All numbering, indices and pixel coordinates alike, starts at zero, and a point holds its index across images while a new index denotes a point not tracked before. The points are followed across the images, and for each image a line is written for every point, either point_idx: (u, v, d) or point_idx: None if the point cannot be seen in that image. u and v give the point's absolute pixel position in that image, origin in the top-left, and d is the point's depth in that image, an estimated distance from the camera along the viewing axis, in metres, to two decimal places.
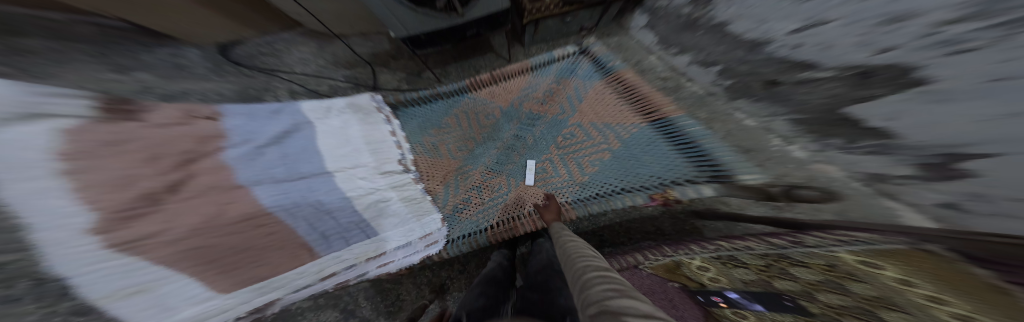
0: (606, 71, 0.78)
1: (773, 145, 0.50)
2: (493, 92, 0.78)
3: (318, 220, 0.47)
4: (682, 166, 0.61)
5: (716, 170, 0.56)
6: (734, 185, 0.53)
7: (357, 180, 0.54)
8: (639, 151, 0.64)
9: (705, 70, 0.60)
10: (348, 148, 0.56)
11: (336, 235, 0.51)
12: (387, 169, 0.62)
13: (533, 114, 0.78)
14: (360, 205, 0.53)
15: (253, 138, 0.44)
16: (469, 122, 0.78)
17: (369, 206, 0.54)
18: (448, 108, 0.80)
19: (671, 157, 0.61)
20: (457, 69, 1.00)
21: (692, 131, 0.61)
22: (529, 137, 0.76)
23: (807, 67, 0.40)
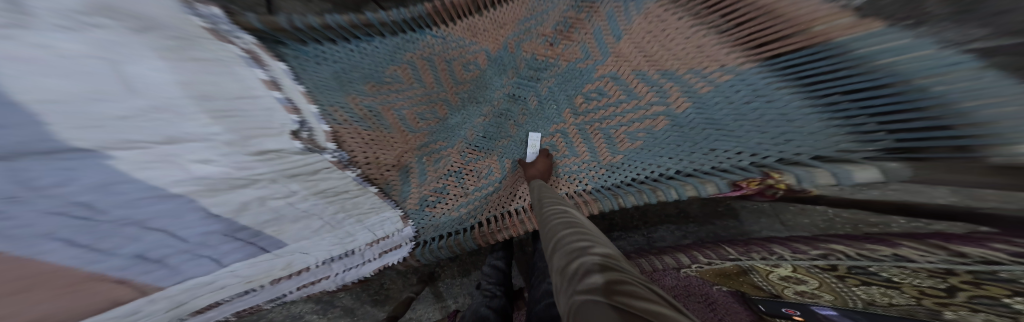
0: None
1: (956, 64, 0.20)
2: (472, 26, 0.53)
3: (106, 262, 0.17)
4: (824, 139, 0.28)
5: (905, 146, 0.23)
6: (917, 170, 0.21)
7: (187, 166, 0.21)
8: (724, 116, 0.37)
9: None
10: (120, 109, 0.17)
11: (181, 264, 0.23)
12: (260, 145, 0.30)
13: (536, 63, 0.53)
14: (227, 215, 0.25)
15: None
16: (434, 73, 0.52)
17: (246, 212, 0.26)
18: (396, 50, 0.52)
19: (791, 123, 0.31)
20: None
21: (867, 63, 0.26)
22: (531, 97, 0.53)
23: None
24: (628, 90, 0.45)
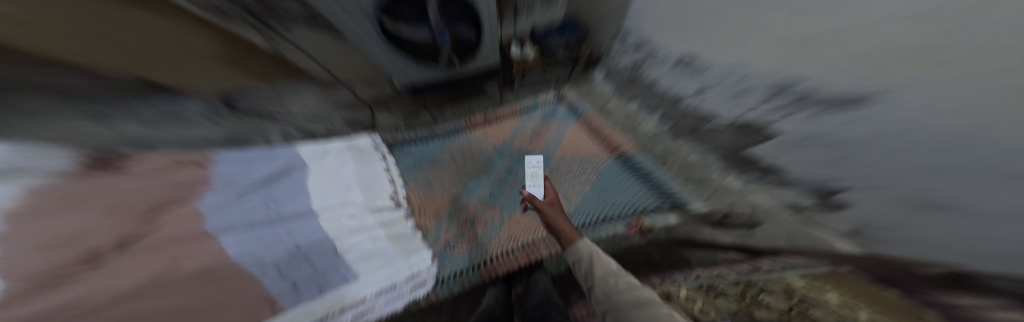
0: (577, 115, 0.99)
1: (717, 178, 0.61)
2: (487, 132, 0.93)
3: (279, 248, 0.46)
4: (647, 197, 0.77)
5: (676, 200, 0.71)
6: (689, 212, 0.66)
7: (343, 219, 0.58)
8: (614, 182, 0.83)
9: (650, 114, 0.77)
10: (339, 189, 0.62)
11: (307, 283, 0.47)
12: (378, 206, 0.68)
13: (522, 151, 0.90)
14: (342, 246, 0.55)
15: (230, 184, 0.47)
16: (464, 158, 0.88)
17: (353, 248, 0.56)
18: (444, 146, 0.90)
19: (638, 189, 0.79)
20: (454, 111, 0.97)
21: (645, 164, 0.80)
22: (519, 171, 0.85)
23: (715, 114, 0.57)
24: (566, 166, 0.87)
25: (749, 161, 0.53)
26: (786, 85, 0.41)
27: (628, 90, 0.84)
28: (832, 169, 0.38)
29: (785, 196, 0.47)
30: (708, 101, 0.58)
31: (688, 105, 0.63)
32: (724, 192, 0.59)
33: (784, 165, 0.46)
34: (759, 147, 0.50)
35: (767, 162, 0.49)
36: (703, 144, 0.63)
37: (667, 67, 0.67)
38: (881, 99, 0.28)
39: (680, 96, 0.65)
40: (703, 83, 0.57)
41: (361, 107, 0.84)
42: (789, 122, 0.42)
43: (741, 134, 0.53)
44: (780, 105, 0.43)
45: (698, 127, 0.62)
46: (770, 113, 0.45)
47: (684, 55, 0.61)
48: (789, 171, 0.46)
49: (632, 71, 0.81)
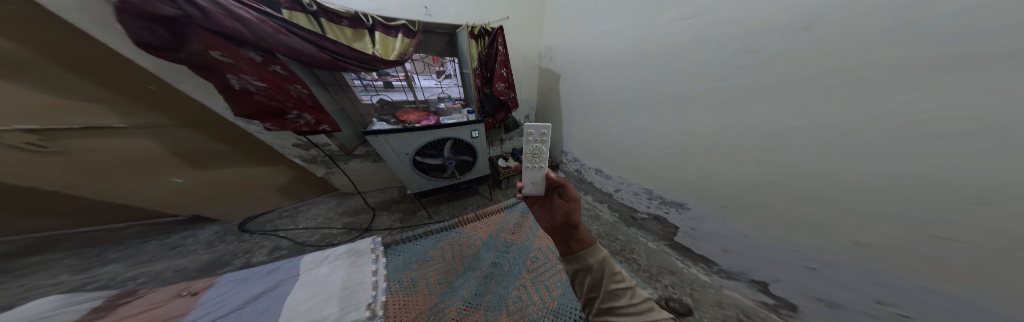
0: None
1: (702, 278, 0.97)
2: (475, 226, 1.03)
3: None
4: None
5: None
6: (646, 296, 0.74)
7: None
8: None
9: (601, 203, 1.38)
10: (318, 299, 0.66)
11: None
12: (350, 319, 0.61)
13: (506, 242, 0.98)
14: None
15: (223, 304, 0.60)
16: (453, 253, 0.92)
17: None
18: (436, 242, 0.96)
19: None
20: (447, 207, 1.38)
21: None
22: (505, 263, 0.88)
23: (657, 202, 1.04)
24: (548, 256, 0.89)
25: (686, 249, 1.00)
26: (684, 192, 0.91)
27: (585, 189, 1.49)
28: (769, 224, 0.70)
29: (756, 274, 0.80)
30: (631, 197, 1.18)
31: (618, 199, 1.25)
32: (703, 285, 0.95)
33: (737, 246, 0.82)
34: (677, 238, 1.01)
35: (685, 242, 0.99)
36: (641, 228, 1.17)
37: (602, 178, 1.34)
38: (687, 205, 0.92)
39: (609, 193, 1.31)
40: (615, 187, 1.26)
41: (366, 214, 1.39)
42: (667, 214, 1.01)
43: (656, 235, 1.10)
44: (646, 213, 1.12)
45: (632, 215, 1.20)
46: (643, 223, 1.15)
47: (598, 168, 1.35)
48: (738, 259, 0.83)
49: (579, 177, 1.53)
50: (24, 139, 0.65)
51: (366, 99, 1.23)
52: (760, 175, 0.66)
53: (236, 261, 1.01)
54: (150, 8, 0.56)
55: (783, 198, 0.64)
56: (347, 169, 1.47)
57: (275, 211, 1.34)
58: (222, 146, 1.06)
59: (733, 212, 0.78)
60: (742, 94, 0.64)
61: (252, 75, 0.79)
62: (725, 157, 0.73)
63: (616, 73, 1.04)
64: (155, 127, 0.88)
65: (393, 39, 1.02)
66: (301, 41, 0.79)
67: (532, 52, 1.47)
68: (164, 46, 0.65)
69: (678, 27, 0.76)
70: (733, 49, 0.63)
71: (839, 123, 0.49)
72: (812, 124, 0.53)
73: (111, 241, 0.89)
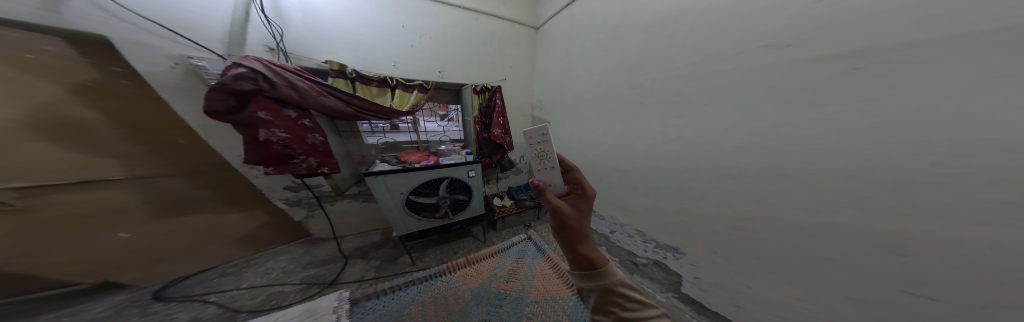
0: (542, 251, 1.06)
1: None
2: (465, 274, 0.92)
3: None
4: None
5: None
6: None
7: None
8: None
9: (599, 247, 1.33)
10: None
11: None
12: None
13: (500, 293, 0.86)
14: None
15: None
16: (436, 308, 0.78)
17: None
18: (418, 294, 0.83)
19: None
20: (434, 252, 1.26)
21: None
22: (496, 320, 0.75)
23: (653, 243, 1.05)
24: (546, 312, 0.76)
25: (697, 302, 0.94)
26: (676, 232, 0.95)
27: None
28: (767, 263, 0.72)
29: None
30: (629, 238, 1.17)
31: (616, 240, 1.24)
32: None
33: (748, 293, 0.79)
34: (684, 288, 0.97)
35: (691, 290, 0.95)
36: (644, 275, 1.09)
37: (596, 219, 1.36)
38: (681, 249, 0.95)
39: (604, 234, 1.31)
40: (611, 228, 1.26)
41: (336, 264, 1.21)
42: (666, 260, 1.01)
43: (662, 285, 1.04)
44: (646, 258, 1.10)
45: (632, 261, 1.16)
46: (645, 270, 1.10)
47: None
48: (753, 310, 0.78)
49: None
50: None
51: (371, 140, 1.30)
52: (741, 217, 0.74)
53: None
54: (234, 86, 0.69)
55: (768, 241, 0.70)
56: (330, 211, 1.37)
57: (225, 265, 1.15)
58: (209, 194, 1.05)
59: (725, 257, 0.81)
60: (698, 146, 0.80)
61: (282, 128, 0.82)
62: (702, 196, 0.82)
63: (593, 121, 1.23)
64: (147, 178, 0.92)
65: (409, 94, 1.18)
66: (336, 100, 0.90)
67: (524, 102, 1.71)
68: (225, 111, 0.71)
69: (630, 93, 1.01)
70: (677, 111, 0.84)
71: (785, 172, 0.62)
72: (765, 174, 0.66)
73: None
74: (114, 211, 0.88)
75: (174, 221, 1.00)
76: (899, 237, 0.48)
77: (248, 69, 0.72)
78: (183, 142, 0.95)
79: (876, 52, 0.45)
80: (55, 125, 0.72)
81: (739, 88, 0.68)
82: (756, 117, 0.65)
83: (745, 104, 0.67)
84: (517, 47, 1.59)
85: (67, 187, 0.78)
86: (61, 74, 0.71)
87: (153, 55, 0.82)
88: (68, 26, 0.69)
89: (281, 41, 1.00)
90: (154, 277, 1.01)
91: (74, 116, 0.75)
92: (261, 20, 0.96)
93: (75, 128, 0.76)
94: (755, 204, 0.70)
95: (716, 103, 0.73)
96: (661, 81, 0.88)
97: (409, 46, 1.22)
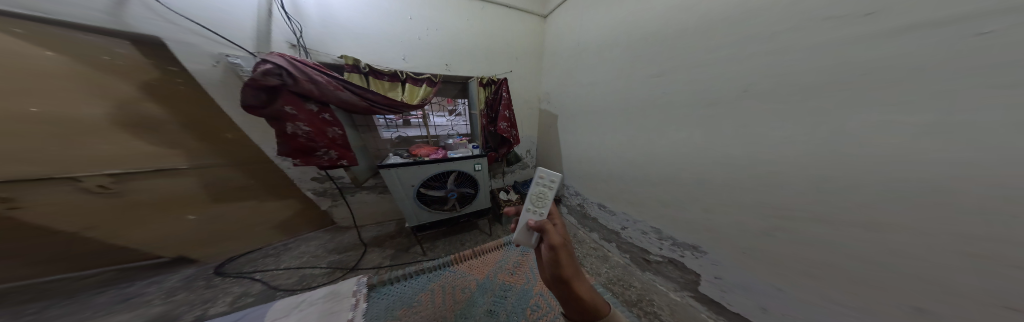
0: None
1: None
2: (471, 264, 0.94)
3: None
4: None
5: None
6: None
7: None
8: None
9: (609, 243, 1.31)
10: None
11: None
12: None
13: (505, 285, 0.87)
14: None
15: None
16: (444, 297, 0.80)
17: None
18: (427, 282, 0.85)
19: None
20: (444, 243, 1.31)
21: None
22: (502, 312, 0.76)
23: (666, 238, 1.00)
24: (551, 303, 0.77)
25: (715, 303, 0.89)
26: (696, 232, 0.88)
27: (592, 224, 1.42)
28: (804, 272, 0.63)
29: None
30: (641, 236, 1.12)
31: (627, 237, 1.19)
32: None
33: (780, 305, 0.71)
34: (702, 288, 0.91)
35: (705, 291, 0.91)
36: (657, 273, 1.06)
37: (606, 215, 1.31)
38: (701, 248, 0.88)
39: (616, 230, 1.25)
40: (621, 224, 1.21)
41: (356, 251, 1.31)
42: (684, 258, 0.95)
43: (678, 283, 0.99)
44: (660, 256, 1.04)
45: (645, 258, 1.11)
46: (659, 268, 1.06)
47: (601, 203, 1.34)
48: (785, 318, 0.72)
49: (583, 212, 1.50)
50: (96, 182, 0.85)
51: (386, 134, 1.37)
52: (782, 219, 0.65)
53: (186, 316, 0.88)
54: (264, 81, 0.78)
55: (815, 246, 0.60)
56: (351, 201, 1.48)
57: (267, 247, 1.30)
58: (252, 183, 1.19)
59: (751, 257, 0.74)
60: (730, 140, 0.72)
61: (304, 122, 0.89)
62: (726, 195, 0.76)
63: (605, 112, 1.17)
64: (208, 168, 1.07)
65: (418, 88, 1.22)
66: (351, 95, 0.96)
67: (532, 95, 1.68)
68: (255, 104, 0.80)
69: (650, 82, 0.93)
70: (713, 98, 0.74)
71: (841, 168, 0.52)
72: (817, 172, 0.56)
73: (69, 290, 0.90)
74: (183, 195, 1.04)
75: (229, 207, 1.16)
76: (999, 249, 0.38)
77: (274, 65, 0.80)
78: (229, 136, 1.08)
79: (997, 12, 0.32)
80: (128, 119, 0.86)
81: (797, 68, 0.56)
82: (809, 105, 0.55)
83: (794, 89, 0.57)
84: (524, 38, 1.55)
85: (150, 173, 0.95)
86: (128, 72, 0.85)
87: (201, 55, 0.93)
88: (129, 29, 0.80)
89: (302, 37, 1.07)
90: (211, 255, 1.15)
91: (149, 113, 0.90)
92: (283, 17, 1.03)
93: (145, 122, 0.90)
94: (799, 205, 0.61)
95: (757, 90, 0.64)
96: (691, 66, 0.79)
97: (415, 39, 1.25)
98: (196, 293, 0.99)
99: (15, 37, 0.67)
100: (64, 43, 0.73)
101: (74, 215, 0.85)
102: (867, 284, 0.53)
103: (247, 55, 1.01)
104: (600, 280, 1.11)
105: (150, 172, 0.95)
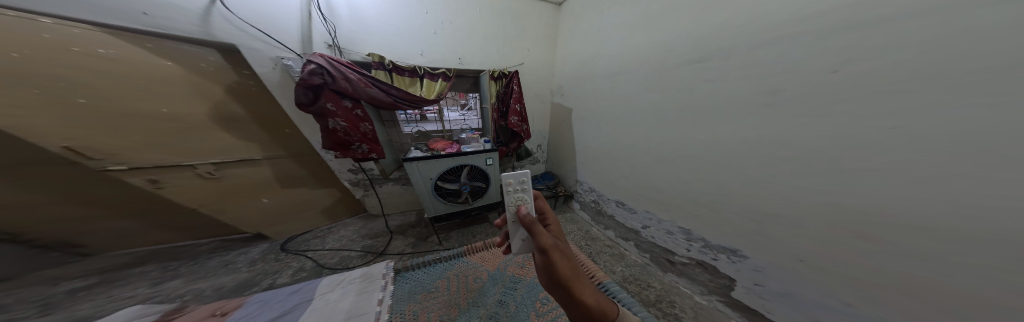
0: None
1: None
2: (483, 256, 0.97)
3: None
4: None
5: None
6: None
7: None
8: None
9: (627, 242, 1.23)
10: None
11: None
12: None
13: (515, 278, 0.87)
14: None
15: None
16: (458, 285, 0.84)
17: None
18: (443, 271, 0.90)
19: None
20: (458, 234, 1.37)
21: (622, 297, 0.72)
22: (512, 303, 0.77)
23: (695, 240, 0.92)
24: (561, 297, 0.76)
25: (755, 313, 0.81)
26: (737, 234, 0.79)
27: (607, 222, 1.36)
28: (885, 285, 0.53)
29: None
30: (665, 236, 1.03)
31: (647, 237, 1.12)
32: None
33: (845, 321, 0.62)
34: (734, 293, 0.85)
35: (734, 295, 0.85)
36: (682, 275, 1.00)
37: (625, 213, 1.23)
38: (741, 252, 0.80)
39: (636, 229, 1.17)
40: (643, 223, 1.12)
41: (385, 237, 1.45)
42: (717, 262, 0.87)
43: (705, 287, 0.93)
44: (687, 258, 0.97)
45: (668, 259, 1.04)
46: (684, 269, 0.99)
47: (618, 200, 1.26)
48: None
49: (597, 208, 1.43)
50: (205, 169, 1.09)
51: (407, 129, 1.48)
52: (876, 227, 0.52)
53: (263, 282, 1.09)
54: (309, 80, 0.90)
55: (898, 256, 0.50)
56: (380, 192, 1.64)
57: (314, 230, 1.51)
58: (306, 172, 1.41)
59: (811, 267, 0.64)
60: (804, 131, 0.58)
61: (342, 117, 1.01)
62: (771, 193, 0.68)
63: (628, 100, 1.09)
64: (275, 159, 1.29)
65: (435, 83, 1.28)
66: (378, 91, 1.06)
67: (543, 89, 1.66)
68: (303, 100, 0.93)
69: (691, 69, 0.82)
70: (788, 83, 0.59)
71: (976, 164, 0.38)
72: (935, 168, 0.42)
73: (191, 256, 1.19)
74: (260, 181, 1.27)
75: (289, 194, 1.38)
76: None
77: (317, 65, 0.92)
78: (288, 131, 1.28)
79: None
80: (220, 117, 1.09)
81: (910, 40, 0.41)
82: (927, 87, 0.40)
83: (900, 68, 0.42)
84: (536, 29, 1.53)
85: (239, 162, 1.18)
86: (212, 75, 1.04)
87: (263, 59, 1.10)
88: (215, 39, 0.99)
89: (335, 37, 1.16)
90: (279, 233, 1.40)
91: (232, 111, 1.12)
92: (319, 19, 1.12)
93: (232, 121, 1.12)
94: (913, 213, 0.46)
95: (850, 71, 0.49)
96: (749, 49, 0.66)
97: (431, 34, 1.30)
98: (269, 263, 1.21)
99: (144, 50, 0.89)
100: (175, 54, 0.95)
101: (196, 195, 1.10)
102: (973, 306, 0.44)
103: (296, 57, 1.15)
104: (615, 278, 1.05)
105: (238, 162, 1.18)
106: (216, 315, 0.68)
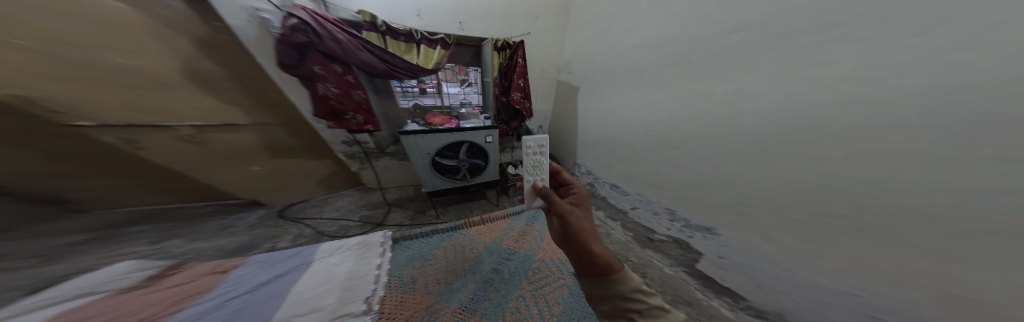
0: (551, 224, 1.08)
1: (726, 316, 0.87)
2: (480, 230, 1.02)
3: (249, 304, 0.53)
4: None
5: None
6: None
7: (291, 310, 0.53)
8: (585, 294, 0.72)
9: (614, 221, 1.33)
10: (323, 286, 0.65)
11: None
12: (347, 311, 0.57)
13: (510, 250, 0.95)
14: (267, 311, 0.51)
15: (242, 283, 0.65)
16: (455, 254, 0.90)
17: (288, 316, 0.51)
18: (441, 241, 0.95)
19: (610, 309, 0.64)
20: (456, 209, 1.43)
21: None
22: (505, 271, 0.84)
23: (675, 219, 0.99)
24: (550, 269, 0.85)
25: (709, 279, 0.92)
26: (710, 214, 0.85)
27: (600, 203, 1.43)
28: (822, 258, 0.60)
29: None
30: (648, 217, 1.12)
31: (635, 217, 1.19)
32: None
33: (782, 288, 0.70)
34: (697, 263, 0.94)
35: (697, 265, 0.95)
36: (657, 250, 1.10)
37: (618, 195, 1.29)
38: (716, 230, 0.85)
39: (624, 210, 1.25)
40: (632, 204, 1.20)
41: (382, 209, 1.49)
42: (691, 239, 0.95)
43: (675, 260, 1.03)
44: (665, 236, 1.06)
45: (648, 237, 1.14)
46: (660, 246, 1.09)
47: (614, 183, 1.31)
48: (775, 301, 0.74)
49: (591, 191, 1.50)
50: (194, 134, 1.02)
51: (404, 103, 1.41)
52: (853, 212, 0.52)
53: (264, 246, 1.13)
54: (292, 37, 0.81)
55: (832, 232, 0.56)
56: (376, 166, 1.63)
57: (306, 203, 1.56)
58: None
59: (773, 240, 0.69)
60: (788, 121, 0.60)
61: (333, 83, 0.95)
62: (740, 181, 0.73)
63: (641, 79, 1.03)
64: (262, 125, 1.28)
65: (433, 51, 1.19)
66: (371, 56, 0.97)
67: (550, 64, 1.58)
68: (288, 61, 0.85)
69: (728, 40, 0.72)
70: (806, 69, 0.56)
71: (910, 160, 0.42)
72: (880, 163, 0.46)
73: None
74: (250, 147, 1.24)
75: (281, 162, 1.37)
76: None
77: (298, 19, 0.82)
78: None
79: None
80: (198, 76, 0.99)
81: (916, 32, 0.40)
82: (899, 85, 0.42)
83: (878, 65, 0.45)
84: None
85: (229, 127, 1.13)
86: (178, 24, 0.93)
87: (236, 10, 1.05)
88: None
89: None
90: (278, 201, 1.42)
91: (204, 67, 1.03)
92: None
93: None
94: (857, 197, 0.51)
95: (847, 63, 0.49)
96: (786, 30, 0.59)
97: None
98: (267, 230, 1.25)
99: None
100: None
101: None
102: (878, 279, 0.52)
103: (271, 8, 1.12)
104: None
105: (224, 127, 1.12)
106: (219, 271, 0.71)
